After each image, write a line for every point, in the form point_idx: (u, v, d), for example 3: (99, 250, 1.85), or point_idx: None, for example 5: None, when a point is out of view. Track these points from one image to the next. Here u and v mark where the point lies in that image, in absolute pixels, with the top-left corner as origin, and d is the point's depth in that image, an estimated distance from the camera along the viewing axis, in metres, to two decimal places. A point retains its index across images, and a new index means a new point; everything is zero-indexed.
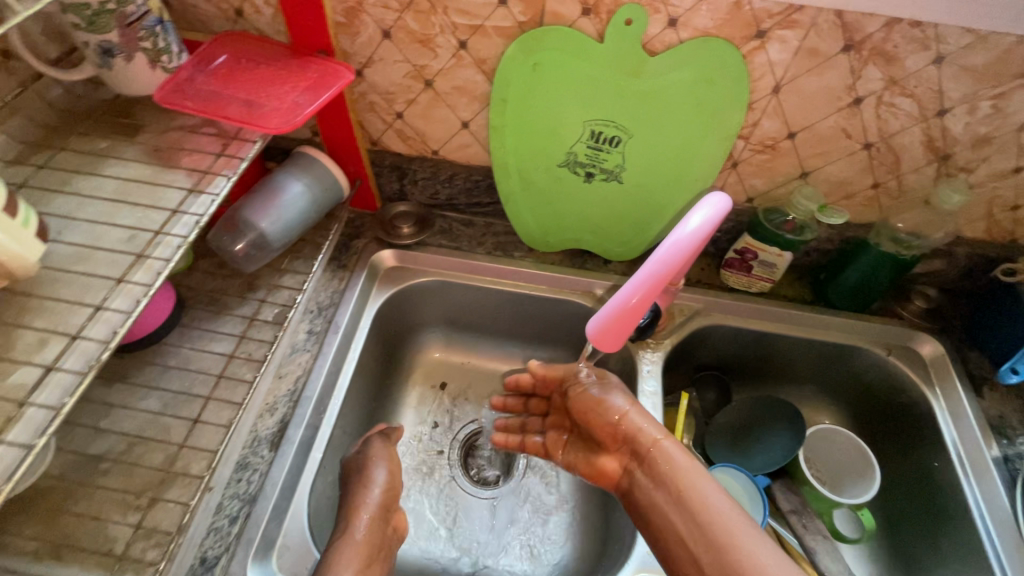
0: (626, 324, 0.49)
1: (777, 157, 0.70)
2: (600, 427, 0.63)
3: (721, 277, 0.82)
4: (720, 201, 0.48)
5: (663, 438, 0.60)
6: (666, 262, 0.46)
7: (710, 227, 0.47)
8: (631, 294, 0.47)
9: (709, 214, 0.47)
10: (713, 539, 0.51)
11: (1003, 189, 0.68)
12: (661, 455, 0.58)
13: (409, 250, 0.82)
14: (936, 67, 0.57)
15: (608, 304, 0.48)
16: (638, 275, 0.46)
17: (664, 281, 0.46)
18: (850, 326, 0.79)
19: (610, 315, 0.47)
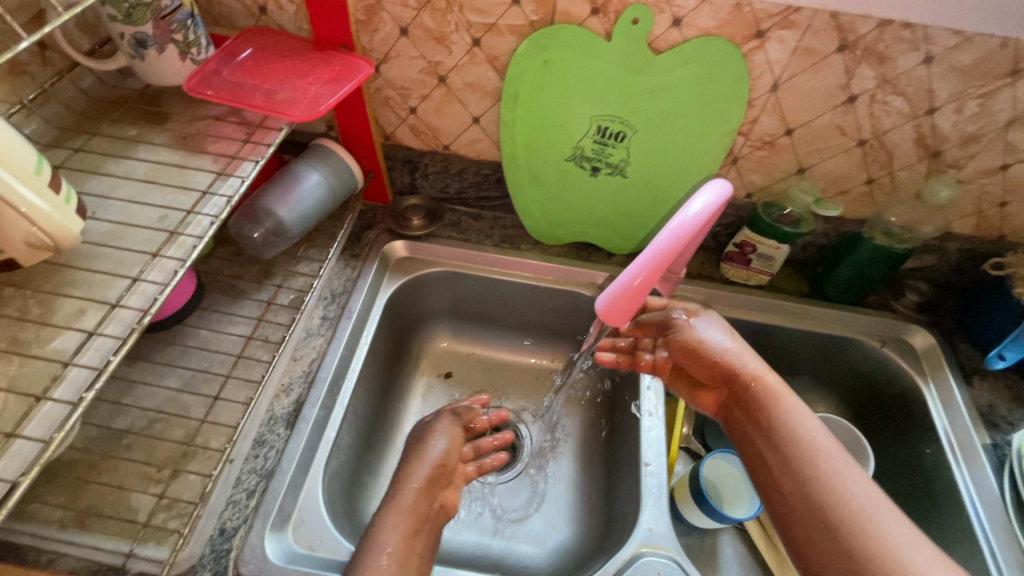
0: (631, 302, 0.52)
1: (776, 153, 0.73)
2: (704, 358, 0.64)
3: (721, 271, 0.85)
4: (720, 189, 0.50)
5: (765, 376, 0.60)
6: (666, 246, 0.49)
7: (710, 213, 0.50)
8: (634, 277, 0.51)
9: (709, 201, 0.50)
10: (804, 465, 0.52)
11: (991, 186, 0.71)
12: (759, 389, 0.59)
13: (420, 242, 0.84)
14: (926, 67, 0.61)
15: (613, 285, 0.52)
16: (642, 255, 0.50)
17: (665, 262, 0.49)
18: (846, 319, 0.82)
19: (614, 293, 0.51)
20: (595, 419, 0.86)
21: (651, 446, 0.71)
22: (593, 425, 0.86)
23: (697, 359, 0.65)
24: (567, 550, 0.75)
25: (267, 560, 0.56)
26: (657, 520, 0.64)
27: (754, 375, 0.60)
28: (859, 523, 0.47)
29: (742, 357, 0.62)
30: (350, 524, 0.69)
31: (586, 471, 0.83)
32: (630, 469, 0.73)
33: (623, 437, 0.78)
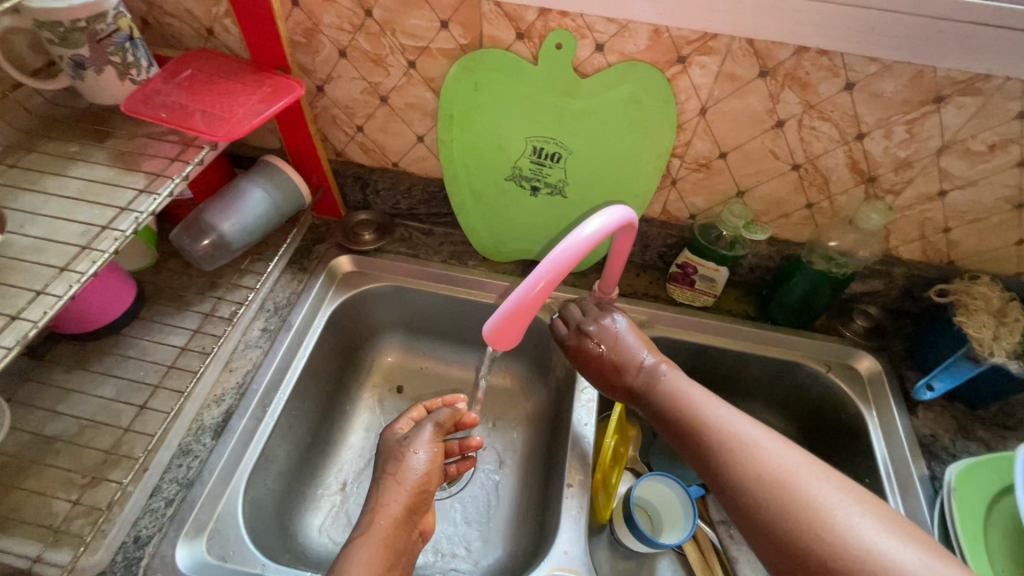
0: (526, 314, 0.55)
1: (713, 175, 0.73)
2: (616, 376, 0.66)
3: (667, 291, 0.85)
4: (617, 213, 0.56)
5: (678, 378, 0.62)
6: (562, 258, 0.52)
7: (605, 233, 0.54)
8: (536, 282, 0.53)
9: (605, 222, 0.54)
10: (718, 447, 0.53)
11: (931, 212, 0.70)
12: (672, 388, 0.61)
13: (368, 256, 0.86)
14: (849, 93, 0.61)
15: (513, 293, 0.54)
16: (539, 269, 0.53)
17: (559, 277, 0.53)
18: (793, 342, 0.81)
19: (512, 304, 0.54)
20: (540, 436, 0.87)
21: (574, 466, 0.71)
22: (537, 441, 0.86)
23: (619, 382, 0.66)
24: (499, 568, 0.76)
25: (175, 569, 0.57)
26: (572, 544, 0.65)
27: (668, 377, 0.63)
28: (777, 490, 0.47)
29: (650, 370, 0.64)
30: (279, 534, 0.70)
31: (526, 488, 0.83)
32: (558, 490, 0.73)
33: (558, 455, 0.78)
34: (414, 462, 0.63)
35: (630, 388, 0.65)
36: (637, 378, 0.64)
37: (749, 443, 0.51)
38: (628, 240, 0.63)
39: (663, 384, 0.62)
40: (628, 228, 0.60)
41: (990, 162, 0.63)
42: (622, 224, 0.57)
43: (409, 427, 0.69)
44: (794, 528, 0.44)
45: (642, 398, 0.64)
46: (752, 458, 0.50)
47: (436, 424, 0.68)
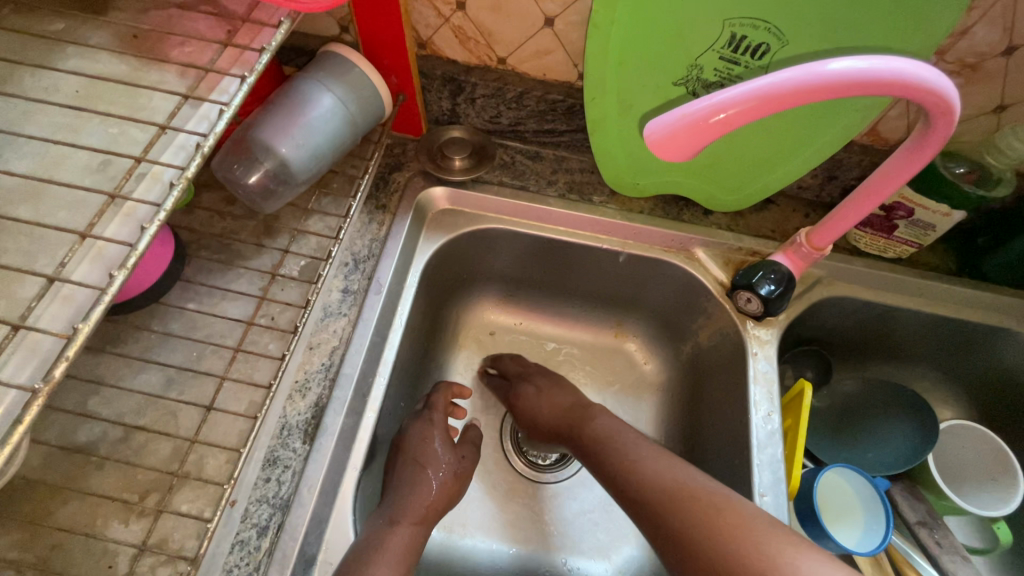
0: (693, 144, 0.35)
1: (975, 82, 0.52)
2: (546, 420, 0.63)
3: (848, 237, 0.66)
4: (899, 66, 0.33)
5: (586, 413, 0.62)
6: (796, 78, 0.33)
7: (864, 79, 0.34)
8: (723, 107, 0.34)
9: (863, 65, 0.34)
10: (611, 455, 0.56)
11: None
12: (545, 409, 0.64)
13: (463, 189, 0.65)
14: None
15: (693, 104, 0.34)
16: (748, 83, 0.34)
17: (773, 98, 0.34)
18: (1003, 305, 0.65)
19: (683, 118, 0.34)
20: (670, 408, 0.72)
21: (764, 470, 0.55)
22: (667, 413, 0.72)
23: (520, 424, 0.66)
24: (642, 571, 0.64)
25: None
26: None
27: (554, 404, 0.64)
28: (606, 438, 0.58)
29: (527, 395, 0.65)
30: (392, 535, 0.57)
31: None
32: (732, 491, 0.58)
33: (715, 443, 0.63)
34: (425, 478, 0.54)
35: (524, 423, 0.65)
36: (523, 403, 0.65)
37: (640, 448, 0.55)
38: (943, 138, 0.39)
39: (548, 414, 0.63)
40: (949, 117, 0.36)
41: None
42: (914, 91, 0.34)
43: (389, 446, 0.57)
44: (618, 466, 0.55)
45: (535, 428, 0.64)
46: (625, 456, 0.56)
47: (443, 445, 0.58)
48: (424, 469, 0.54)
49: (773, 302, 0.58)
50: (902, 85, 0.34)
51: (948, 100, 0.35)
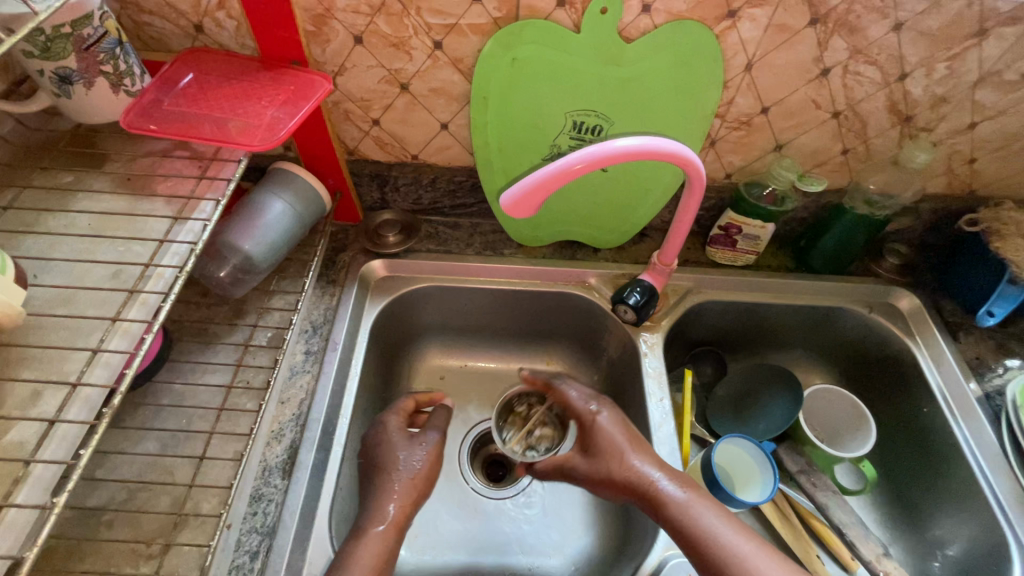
0: (546, 192, 0.51)
1: (753, 132, 0.72)
2: (624, 474, 0.62)
3: (707, 254, 0.85)
4: (660, 140, 0.53)
5: (678, 499, 0.59)
6: (603, 151, 0.51)
7: (640, 150, 0.52)
8: (573, 162, 0.50)
9: (640, 141, 0.52)
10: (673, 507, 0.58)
11: (960, 144, 0.73)
12: (638, 480, 0.61)
13: (397, 258, 0.80)
14: (896, 34, 0.61)
15: (545, 167, 0.50)
16: (579, 151, 0.51)
17: (597, 162, 0.51)
18: (833, 289, 0.83)
19: (545, 174, 0.49)
20: None
21: (662, 444, 0.69)
22: None
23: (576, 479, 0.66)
24: (590, 558, 0.74)
25: None
26: None
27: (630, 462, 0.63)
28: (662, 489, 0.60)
29: (604, 437, 0.65)
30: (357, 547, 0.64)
31: None
32: None
33: None
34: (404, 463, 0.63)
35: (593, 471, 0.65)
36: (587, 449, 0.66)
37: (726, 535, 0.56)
38: (702, 186, 0.58)
39: (633, 479, 0.61)
40: (697, 173, 0.56)
41: (1020, 89, 0.66)
42: (671, 158, 0.54)
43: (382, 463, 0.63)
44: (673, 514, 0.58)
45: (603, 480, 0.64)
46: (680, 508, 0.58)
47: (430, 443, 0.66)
48: (380, 476, 0.62)
49: (642, 310, 0.74)
50: (663, 153, 0.53)
51: (692, 161, 0.55)
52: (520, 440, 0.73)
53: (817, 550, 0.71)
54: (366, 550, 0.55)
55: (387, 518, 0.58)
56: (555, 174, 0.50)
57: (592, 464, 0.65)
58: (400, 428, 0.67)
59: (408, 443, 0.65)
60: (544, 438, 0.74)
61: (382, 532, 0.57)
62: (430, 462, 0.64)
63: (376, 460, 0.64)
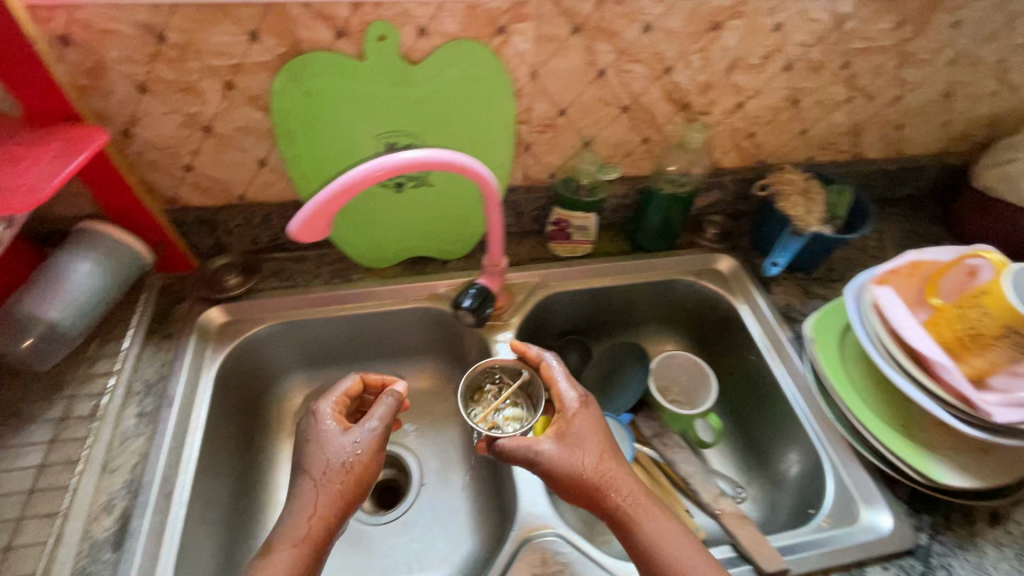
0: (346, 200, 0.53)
1: (559, 133, 0.79)
2: (598, 498, 0.59)
3: (549, 249, 0.90)
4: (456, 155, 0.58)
5: (648, 526, 0.57)
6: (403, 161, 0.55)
7: (437, 162, 0.57)
8: (375, 169, 0.53)
9: (435, 154, 0.57)
10: (646, 544, 0.56)
11: (736, 121, 0.83)
12: (606, 495, 0.59)
13: (239, 301, 0.79)
14: (648, 34, 0.68)
15: (346, 175, 0.52)
16: (381, 159, 0.54)
17: (398, 169, 0.55)
18: (664, 263, 0.91)
19: (344, 182, 0.52)
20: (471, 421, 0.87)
21: None
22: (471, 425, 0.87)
23: (541, 473, 0.60)
24: (475, 562, 0.75)
25: None
26: (535, 503, 0.65)
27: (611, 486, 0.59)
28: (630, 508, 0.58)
29: (570, 450, 0.60)
30: None
31: (476, 477, 0.82)
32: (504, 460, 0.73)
33: None
34: (339, 444, 0.60)
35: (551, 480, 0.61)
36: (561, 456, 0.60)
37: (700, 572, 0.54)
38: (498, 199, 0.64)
39: (605, 502, 0.58)
40: (490, 185, 0.62)
41: (766, 70, 0.76)
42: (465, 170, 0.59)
43: (315, 444, 0.60)
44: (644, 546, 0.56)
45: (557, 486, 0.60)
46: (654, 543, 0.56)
47: (381, 419, 0.62)
48: (302, 479, 0.58)
49: (480, 311, 0.73)
50: (457, 166, 0.58)
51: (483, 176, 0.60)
52: (488, 418, 0.69)
53: (685, 502, 0.76)
54: (270, 568, 0.52)
55: (299, 537, 0.54)
56: (356, 180, 0.53)
57: (569, 455, 0.60)
58: (336, 420, 0.63)
59: (340, 436, 0.61)
60: (510, 419, 0.69)
61: (292, 549, 0.53)
62: (368, 454, 0.60)
63: (303, 457, 0.60)
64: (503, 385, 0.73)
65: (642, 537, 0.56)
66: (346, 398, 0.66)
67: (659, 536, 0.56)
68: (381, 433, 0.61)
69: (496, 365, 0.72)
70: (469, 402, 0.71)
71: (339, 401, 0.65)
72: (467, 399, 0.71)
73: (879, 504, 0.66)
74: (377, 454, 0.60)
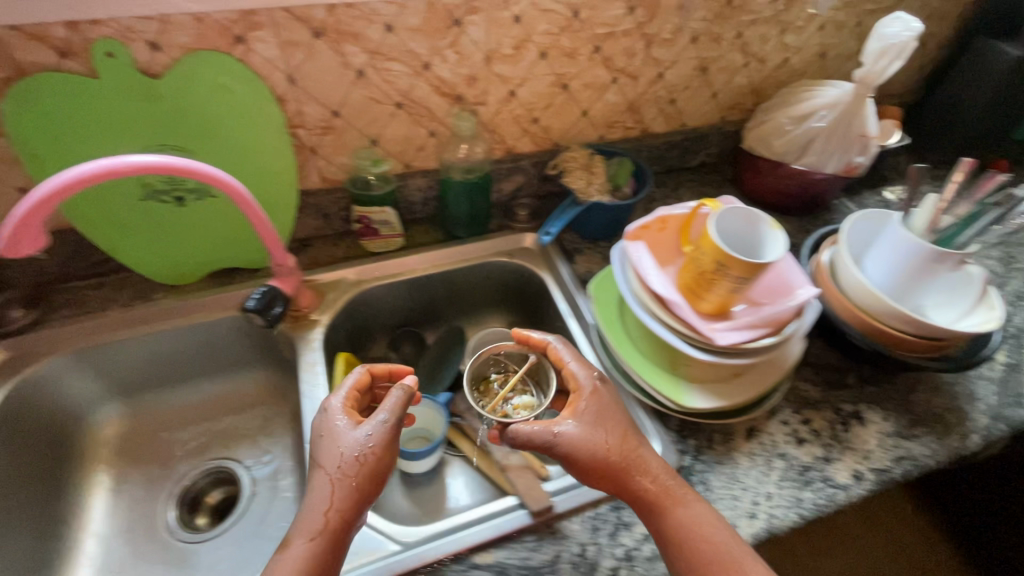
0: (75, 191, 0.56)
1: (340, 134, 0.82)
2: (627, 480, 0.62)
3: (363, 247, 0.93)
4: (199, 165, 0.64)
5: (675, 506, 0.60)
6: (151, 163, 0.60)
7: (181, 167, 0.62)
8: (117, 163, 0.57)
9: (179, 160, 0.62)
10: (677, 527, 0.59)
11: (516, 108, 0.90)
12: (632, 477, 0.62)
13: (23, 336, 0.76)
14: (392, 34, 0.73)
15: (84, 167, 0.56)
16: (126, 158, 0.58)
17: (141, 166, 0.59)
18: (476, 247, 0.96)
19: (81, 171, 0.55)
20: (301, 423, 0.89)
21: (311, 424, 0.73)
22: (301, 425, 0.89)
23: (560, 453, 0.62)
24: None
25: None
26: None
27: (643, 471, 0.62)
28: (660, 483, 0.62)
29: (589, 427, 0.63)
30: None
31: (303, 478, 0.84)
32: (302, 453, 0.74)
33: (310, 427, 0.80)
34: (355, 435, 0.61)
35: (562, 461, 0.62)
36: (575, 443, 0.61)
37: (726, 557, 0.57)
38: (255, 209, 0.71)
39: (630, 488, 0.61)
40: (240, 194, 0.68)
41: (524, 59, 0.83)
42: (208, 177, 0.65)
43: (342, 436, 0.61)
44: (682, 527, 0.59)
45: (574, 468, 0.62)
46: (680, 537, 0.58)
47: (393, 407, 0.62)
48: (318, 472, 0.60)
49: (266, 309, 0.75)
50: (199, 172, 0.64)
51: (230, 185, 0.67)
52: (498, 407, 0.71)
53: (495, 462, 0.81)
54: (285, 562, 0.54)
55: (312, 531, 0.56)
56: (92, 174, 0.56)
57: (587, 433, 0.62)
58: (345, 412, 0.64)
59: (351, 431, 0.62)
60: (522, 406, 0.71)
61: (306, 543, 0.55)
62: (380, 446, 0.61)
63: (319, 451, 0.61)
64: (508, 373, 0.75)
65: (676, 519, 0.59)
66: (356, 392, 0.67)
67: (696, 516, 0.60)
68: (392, 426, 0.62)
69: (500, 353, 0.73)
70: (476, 394, 0.73)
71: (349, 395, 0.66)
72: (473, 390, 0.73)
73: (652, 437, 0.73)
74: (389, 451, 0.61)
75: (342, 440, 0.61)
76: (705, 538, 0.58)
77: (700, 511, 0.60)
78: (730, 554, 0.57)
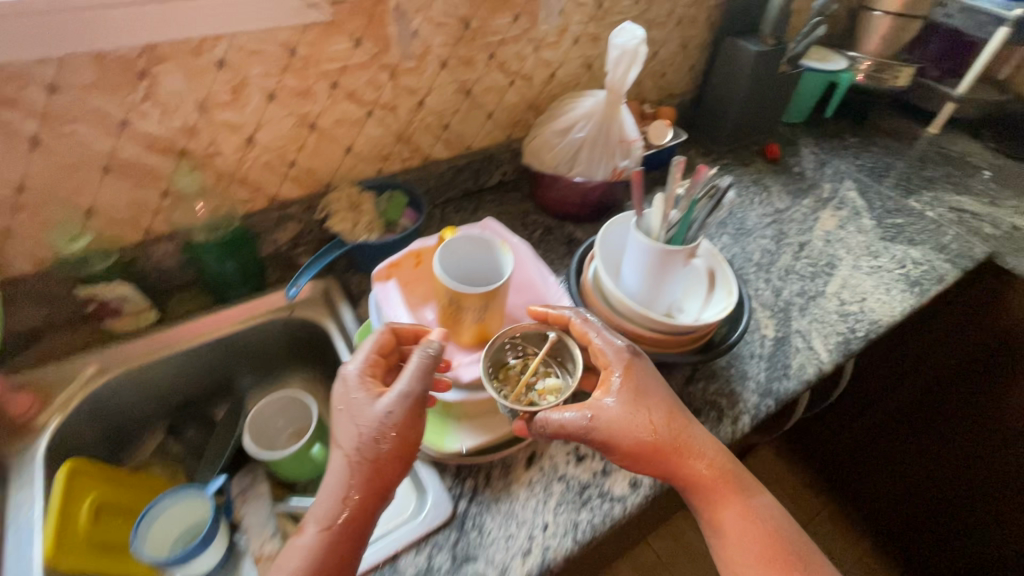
0: None
1: (37, 210, 0.71)
2: (694, 458, 0.62)
3: (107, 330, 0.81)
4: None
5: (743, 492, 0.62)
6: None
7: None
8: None
9: None
10: (745, 512, 0.60)
11: (263, 155, 0.83)
12: (687, 458, 0.62)
13: None
14: (61, 94, 0.65)
15: None
16: None
17: None
18: (252, 307, 0.88)
19: None
20: None
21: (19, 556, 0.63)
22: None
23: (599, 434, 0.61)
24: None
25: None
26: None
27: (708, 444, 0.63)
28: (718, 473, 0.62)
29: (657, 394, 0.64)
30: None
31: None
32: None
33: None
34: (384, 399, 0.60)
35: (609, 450, 0.62)
36: (631, 415, 0.62)
37: (791, 531, 0.60)
38: None
39: (708, 454, 0.63)
40: None
41: (250, 104, 0.77)
42: None
43: (388, 399, 0.60)
44: (759, 509, 0.61)
45: (618, 454, 0.62)
46: (749, 517, 0.60)
47: (412, 379, 0.61)
48: (338, 451, 0.60)
49: None
50: None
51: None
52: (523, 395, 0.65)
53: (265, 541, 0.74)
54: (298, 552, 0.55)
55: (322, 522, 0.56)
56: None
57: (628, 415, 0.62)
58: (371, 390, 0.62)
59: (372, 404, 0.60)
60: (548, 390, 0.66)
61: (315, 535, 0.56)
62: (397, 422, 0.59)
63: (341, 432, 0.61)
64: (527, 357, 0.70)
65: (736, 505, 0.61)
66: (375, 356, 0.66)
67: (762, 500, 0.62)
68: (411, 402, 0.60)
69: (517, 334, 0.69)
70: (496, 383, 0.67)
71: (372, 366, 0.65)
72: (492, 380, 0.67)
73: (427, 489, 0.67)
74: (412, 427, 0.59)
75: (381, 404, 0.60)
76: (766, 529, 0.60)
77: (755, 487, 0.63)
78: (783, 530, 0.60)
